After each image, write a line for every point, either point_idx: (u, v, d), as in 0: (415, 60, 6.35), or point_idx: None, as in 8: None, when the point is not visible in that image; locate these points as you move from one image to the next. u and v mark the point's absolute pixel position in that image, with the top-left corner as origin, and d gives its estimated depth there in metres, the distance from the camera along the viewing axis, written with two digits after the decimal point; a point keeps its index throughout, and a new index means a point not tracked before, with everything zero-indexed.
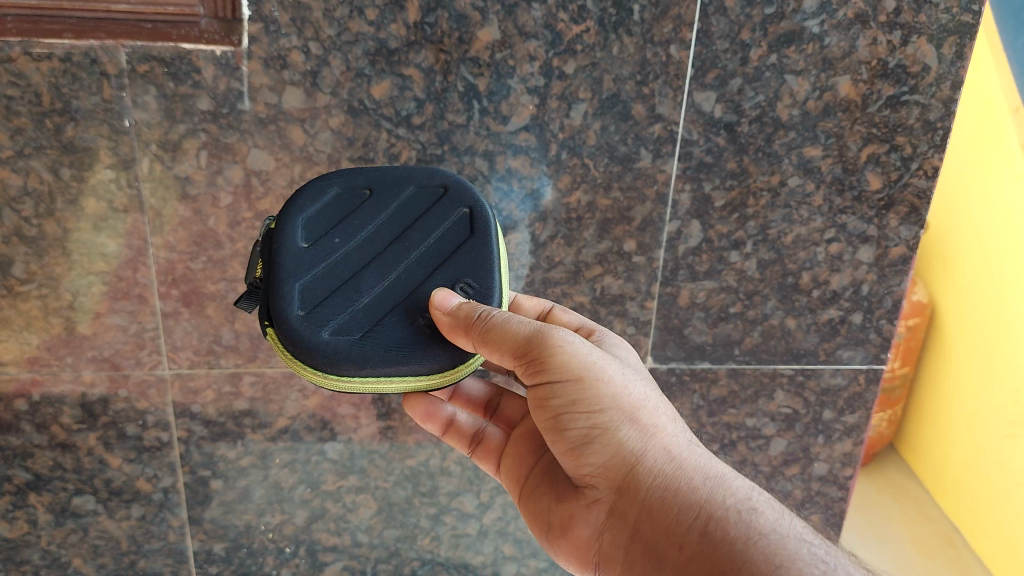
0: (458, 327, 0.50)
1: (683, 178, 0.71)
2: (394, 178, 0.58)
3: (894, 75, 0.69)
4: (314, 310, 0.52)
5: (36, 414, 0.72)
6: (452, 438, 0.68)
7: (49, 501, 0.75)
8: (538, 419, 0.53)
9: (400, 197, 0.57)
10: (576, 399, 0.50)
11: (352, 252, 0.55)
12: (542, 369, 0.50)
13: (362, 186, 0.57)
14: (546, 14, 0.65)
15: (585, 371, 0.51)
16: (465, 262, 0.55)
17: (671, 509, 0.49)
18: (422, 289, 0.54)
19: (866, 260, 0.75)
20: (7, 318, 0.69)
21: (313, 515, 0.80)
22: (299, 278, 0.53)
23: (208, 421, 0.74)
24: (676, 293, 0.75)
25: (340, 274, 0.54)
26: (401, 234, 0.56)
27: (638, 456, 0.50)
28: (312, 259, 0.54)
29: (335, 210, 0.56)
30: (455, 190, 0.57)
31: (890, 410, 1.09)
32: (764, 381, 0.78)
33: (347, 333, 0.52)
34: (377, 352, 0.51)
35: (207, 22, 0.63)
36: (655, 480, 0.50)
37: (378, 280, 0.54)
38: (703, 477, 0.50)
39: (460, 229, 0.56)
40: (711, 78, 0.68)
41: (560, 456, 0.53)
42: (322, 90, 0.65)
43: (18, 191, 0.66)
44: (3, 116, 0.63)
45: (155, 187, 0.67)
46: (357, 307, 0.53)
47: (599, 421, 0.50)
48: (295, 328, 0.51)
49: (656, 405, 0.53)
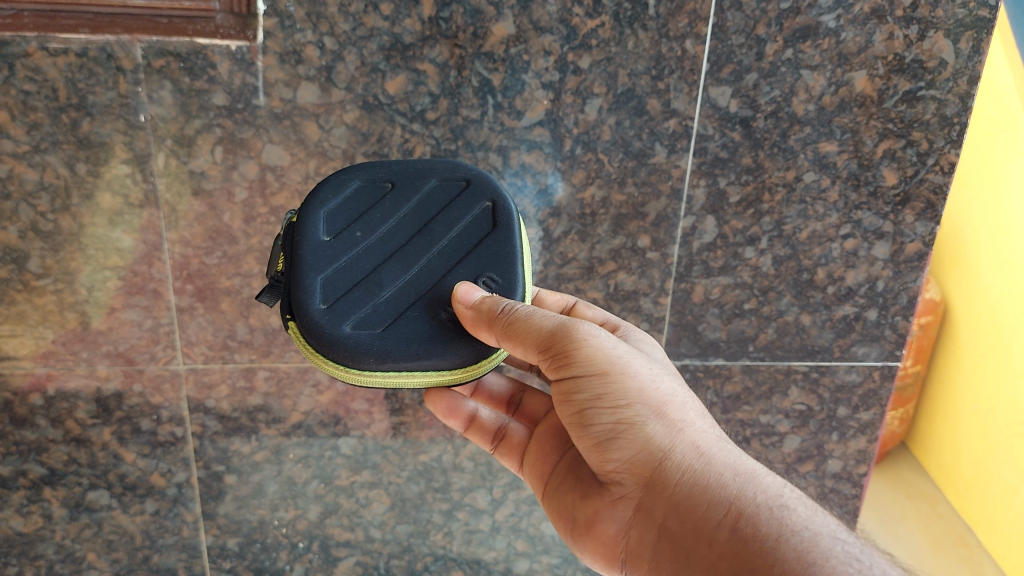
0: (481, 321, 0.50)
1: (698, 173, 0.71)
2: (416, 171, 0.58)
3: (910, 70, 0.69)
4: (336, 304, 0.52)
5: (51, 408, 0.72)
6: (475, 434, 0.68)
7: (64, 496, 0.75)
8: (563, 414, 0.53)
9: (422, 190, 0.57)
10: (601, 393, 0.51)
11: (373, 245, 0.55)
12: (566, 363, 0.51)
13: (384, 179, 0.57)
14: (560, 8, 0.65)
15: (610, 365, 0.51)
16: (487, 256, 0.55)
17: (700, 505, 0.49)
18: (444, 283, 0.54)
19: (882, 256, 0.75)
20: (23, 313, 0.70)
21: (326, 511, 0.80)
22: (321, 272, 0.53)
23: (222, 416, 0.75)
24: (691, 289, 0.75)
25: (361, 268, 0.54)
26: (423, 228, 0.56)
27: (665, 451, 0.50)
28: (333, 252, 0.54)
29: (356, 203, 0.56)
30: (477, 183, 0.57)
31: (901, 409, 1.09)
32: (778, 377, 0.78)
33: (368, 327, 0.52)
34: (398, 346, 0.51)
35: (222, 17, 0.63)
36: (683, 475, 0.50)
37: (400, 273, 0.54)
38: (733, 473, 0.49)
39: (482, 222, 0.56)
40: (726, 73, 0.68)
41: (585, 451, 0.53)
42: (337, 85, 0.65)
43: (34, 185, 0.66)
44: (19, 111, 0.64)
45: (171, 183, 0.67)
46: (378, 301, 0.53)
47: (625, 416, 0.51)
48: (317, 322, 0.52)
49: (683, 401, 0.53)
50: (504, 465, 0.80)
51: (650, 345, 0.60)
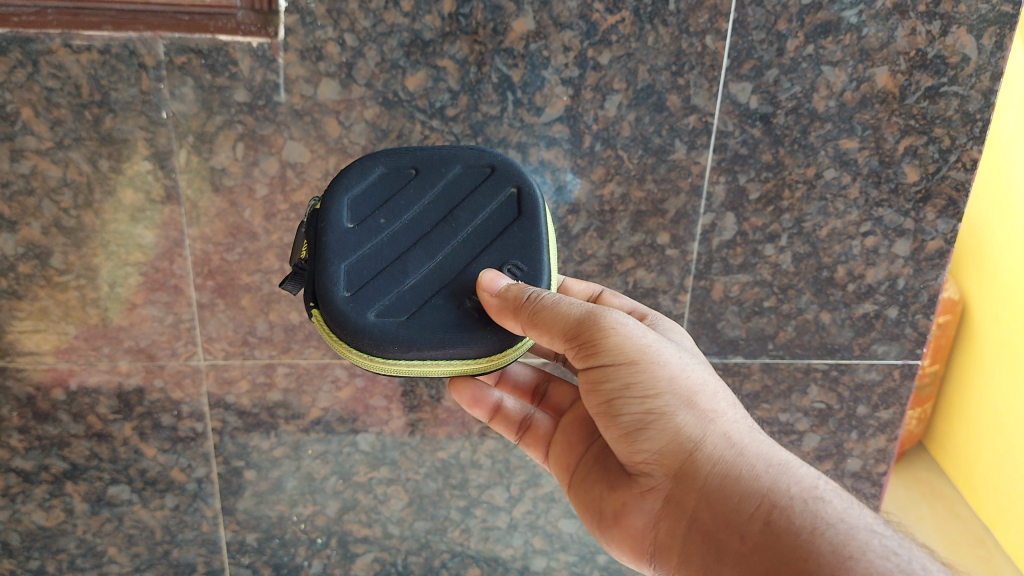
0: (506, 309, 0.50)
1: (718, 169, 0.70)
2: (441, 157, 0.57)
3: (932, 66, 0.68)
4: (360, 292, 0.53)
5: (73, 403, 0.73)
6: (499, 424, 0.68)
7: (85, 490, 0.76)
8: (591, 404, 0.53)
9: (447, 176, 0.57)
10: (630, 383, 0.51)
11: (397, 232, 0.55)
12: (594, 352, 0.51)
13: (408, 165, 0.57)
14: (580, 4, 0.65)
15: (639, 354, 0.51)
16: (513, 244, 0.55)
17: (731, 496, 0.49)
18: (469, 271, 0.54)
19: (903, 254, 0.74)
20: (45, 309, 0.70)
21: (344, 507, 0.80)
22: (345, 259, 0.54)
23: (242, 411, 0.75)
24: (710, 287, 0.74)
25: (385, 256, 0.54)
26: (448, 215, 0.56)
27: (696, 442, 0.50)
28: (358, 239, 0.55)
29: (381, 189, 0.56)
30: (502, 169, 0.57)
31: (920, 409, 1.08)
32: (798, 375, 0.78)
33: (392, 315, 0.52)
34: (423, 335, 0.51)
35: (243, 13, 0.64)
36: (714, 466, 0.50)
37: (424, 261, 0.54)
38: (766, 465, 0.50)
39: (508, 210, 0.56)
40: (747, 69, 0.67)
41: (613, 442, 0.53)
42: (357, 81, 0.66)
43: (57, 182, 0.66)
44: (43, 108, 0.64)
45: (192, 179, 0.67)
46: (402, 289, 0.53)
47: (655, 406, 0.51)
48: (341, 309, 0.52)
49: (714, 390, 0.53)
50: (522, 462, 0.80)
51: (678, 335, 0.60)
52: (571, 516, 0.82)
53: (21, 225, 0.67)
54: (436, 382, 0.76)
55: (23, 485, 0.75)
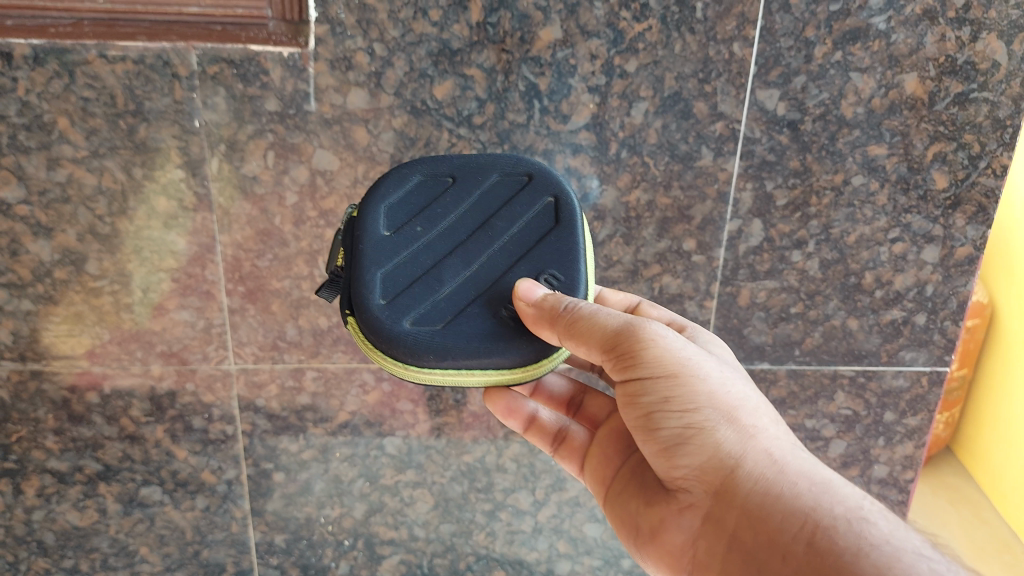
0: (543, 319, 0.50)
1: (745, 176, 0.70)
2: (477, 166, 0.59)
3: (962, 72, 0.68)
4: (396, 300, 0.54)
5: (107, 406, 0.75)
6: (534, 435, 0.69)
7: (118, 491, 0.77)
8: (629, 418, 0.54)
9: (484, 185, 0.58)
10: (669, 396, 0.52)
11: (434, 240, 0.56)
12: (633, 364, 0.52)
13: (445, 174, 0.59)
14: (608, 13, 0.65)
15: (678, 368, 0.52)
16: (549, 253, 0.55)
17: (773, 514, 0.49)
18: (505, 280, 0.55)
19: (931, 260, 0.74)
20: (80, 314, 0.72)
21: (371, 509, 0.81)
22: (382, 266, 0.55)
23: (272, 414, 0.76)
24: (736, 293, 0.74)
25: (421, 264, 0.55)
26: (484, 223, 0.57)
27: (737, 459, 0.51)
28: (394, 247, 0.56)
29: (418, 198, 0.58)
30: (539, 177, 0.58)
31: (947, 414, 1.07)
32: (824, 382, 0.78)
33: (427, 323, 0.53)
34: (457, 344, 0.51)
35: (274, 24, 0.66)
36: (755, 483, 0.50)
37: (460, 268, 0.55)
38: (808, 483, 0.50)
39: (544, 218, 0.57)
40: (774, 76, 0.67)
41: (652, 457, 0.54)
42: (386, 90, 0.66)
43: (92, 190, 0.68)
44: (79, 118, 0.65)
45: (224, 187, 0.69)
46: (438, 298, 0.54)
47: (694, 420, 0.52)
48: (377, 317, 0.53)
49: (754, 406, 0.54)
50: (547, 467, 0.80)
51: (719, 347, 0.60)
52: (595, 520, 0.83)
53: (57, 232, 0.69)
54: (462, 387, 0.77)
55: (57, 485, 0.77)
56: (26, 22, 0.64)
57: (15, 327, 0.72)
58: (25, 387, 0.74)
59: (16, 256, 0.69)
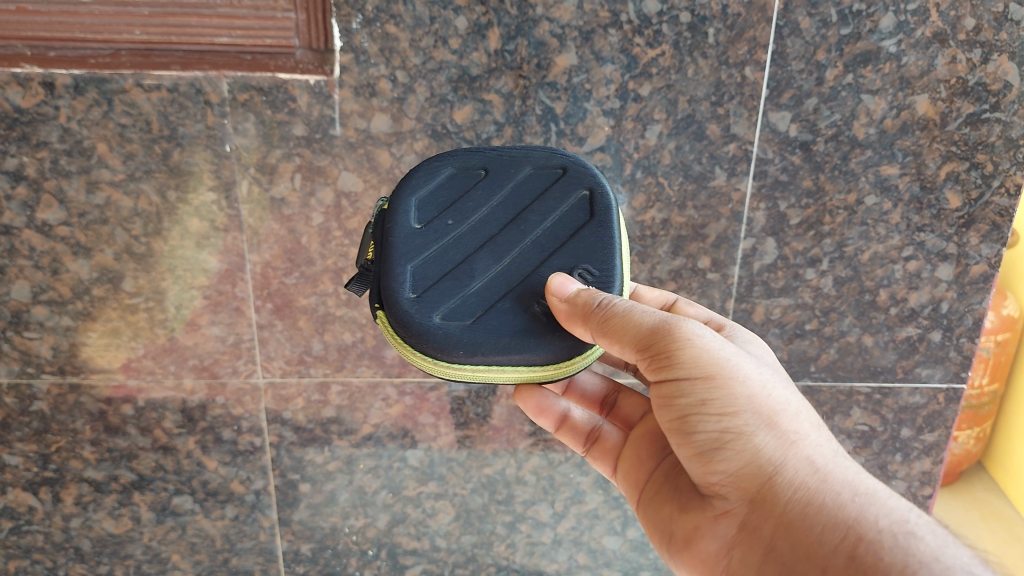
0: (575, 315, 0.51)
1: (758, 196, 0.72)
2: (510, 159, 0.60)
3: (974, 93, 0.69)
4: (425, 295, 0.55)
5: (141, 418, 0.78)
6: (566, 434, 0.70)
7: (151, 499, 0.80)
8: (664, 420, 0.54)
9: (516, 177, 0.59)
10: (706, 399, 0.51)
11: (465, 234, 0.57)
12: (669, 364, 0.51)
13: (478, 167, 0.60)
14: (622, 39, 0.67)
15: (715, 370, 0.51)
16: (583, 247, 0.56)
17: (814, 526, 0.49)
18: (536, 275, 0.56)
19: (945, 278, 0.75)
20: (117, 329, 0.75)
21: (394, 520, 0.83)
22: (411, 261, 0.56)
23: (298, 427, 0.78)
24: (751, 309, 0.75)
25: (452, 257, 0.56)
26: (517, 216, 0.58)
27: (776, 465, 0.51)
28: (425, 240, 0.57)
29: (449, 190, 0.59)
30: (574, 170, 0.59)
31: (977, 428, 1.03)
32: (841, 398, 0.78)
33: (457, 318, 0.54)
34: (488, 339, 0.52)
35: (302, 53, 0.68)
36: (795, 492, 0.50)
37: (491, 263, 0.56)
38: (852, 494, 0.50)
39: (578, 212, 0.57)
40: (786, 98, 0.69)
41: (687, 461, 0.54)
42: (408, 115, 0.69)
43: (129, 211, 0.71)
44: (117, 143, 0.69)
45: (253, 209, 0.71)
46: (468, 292, 0.55)
47: (732, 424, 0.51)
48: (407, 312, 0.54)
49: (796, 412, 0.54)
50: (566, 480, 0.82)
51: (757, 348, 0.59)
52: (614, 533, 0.84)
53: (95, 251, 0.72)
54: (483, 401, 0.78)
55: (94, 494, 0.80)
56: (68, 54, 0.67)
57: (56, 342, 0.75)
58: (65, 400, 0.77)
59: (57, 274, 0.73)
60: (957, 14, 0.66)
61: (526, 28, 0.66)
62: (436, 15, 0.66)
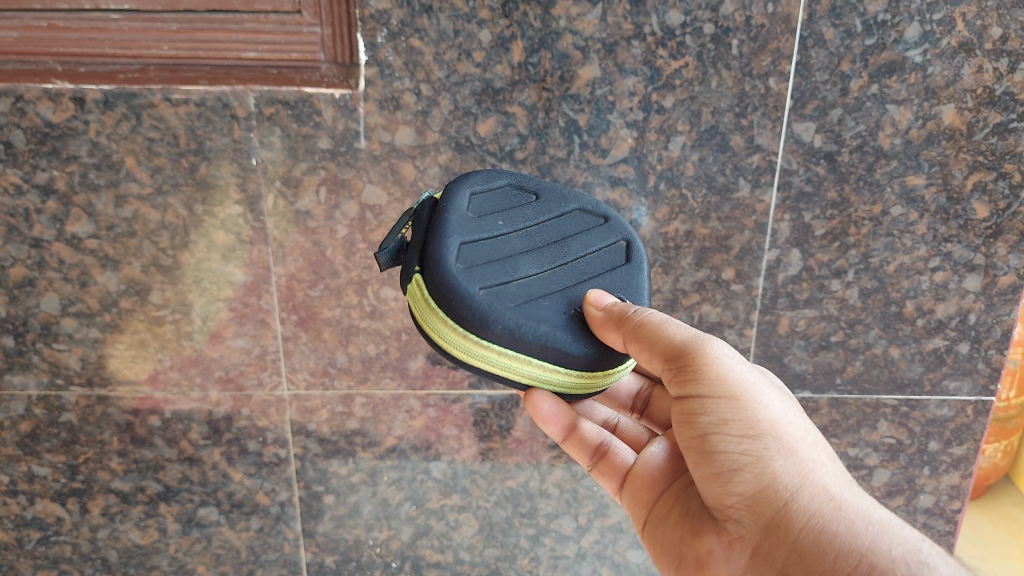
0: (610, 322, 0.52)
1: (782, 208, 0.71)
2: (560, 194, 0.62)
3: (1001, 102, 0.69)
4: (471, 269, 0.53)
5: (168, 429, 0.78)
6: (573, 445, 0.66)
7: (177, 511, 0.81)
8: (683, 438, 0.54)
9: (564, 211, 0.61)
10: (728, 419, 0.51)
11: (513, 235, 0.57)
12: (695, 381, 0.52)
13: (530, 190, 0.61)
14: (645, 51, 0.67)
15: (740, 391, 0.52)
16: (619, 282, 0.58)
17: (828, 553, 0.48)
18: (576, 290, 0.56)
19: (973, 289, 0.74)
20: (144, 341, 0.76)
21: (418, 532, 0.83)
22: (462, 237, 0.55)
23: (322, 439, 0.79)
24: (776, 321, 0.75)
25: (499, 248, 0.56)
26: (560, 239, 0.59)
27: (793, 491, 0.51)
28: (476, 227, 0.56)
29: (500, 198, 0.59)
30: (615, 222, 0.62)
31: (1005, 441, 1.00)
32: (867, 411, 0.78)
33: (498, 297, 0.52)
34: (528, 324, 0.52)
35: (327, 67, 0.69)
36: (810, 519, 0.50)
37: (534, 265, 0.56)
38: (866, 523, 0.50)
39: (615, 254, 0.60)
40: (810, 109, 0.69)
41: (702, 482, 0.53)
42: (432, 128, 0.69)
43: (157, 224, 0.72)
44: (145, 157, 0.70)
45: (278, 221, 0.72)
46: (512, 281, 0.54)
47: (752, 448, 0.51)
48: (451, 276, 0.52)
49: (813, 440, 0.53)
50: (590, 493, 0.81)
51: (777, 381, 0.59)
52: (638, 547, 0.84)
53: (124, 264, 0.73)
54: (506, 413, 0.78)
55: (120, 505, 0.81)
56: (97, 69, 0.69)
57: (84, 354, 0.76)
58: (92, 411, 0.78)
59: (86, 287, 0.74)
60: (983, 24, 0.66)
61: (549, 42, 0.67)
62: (460, 29, 0.66)
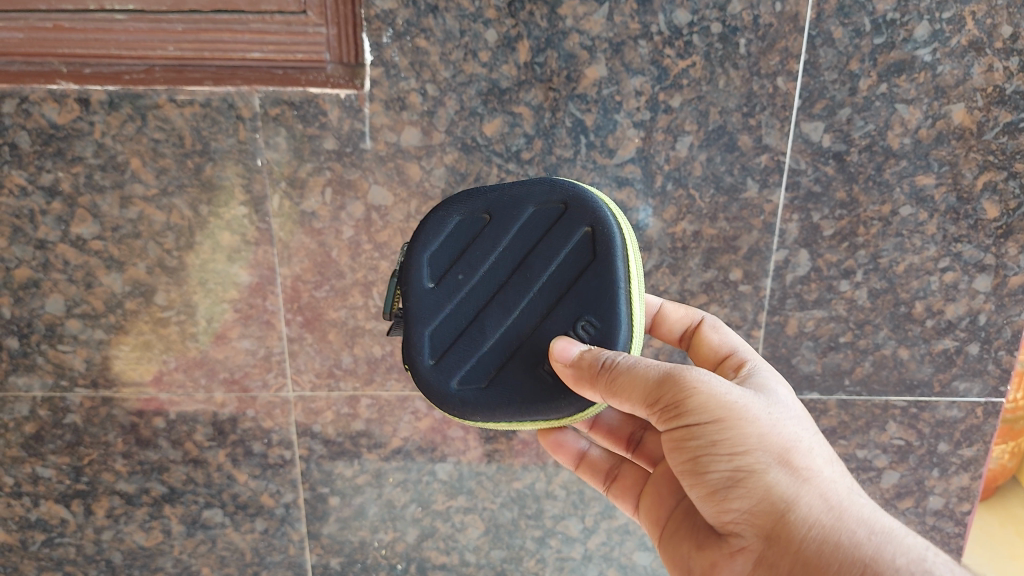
0: (583, 379, 0.50)
1: (791, 208, 0.71)
2: (512, 199, 0.56)
3: (1011, 101, 0.68)
4: (443, 358, 0.56)
5: (172, 431, 0.78)
6: (586, 472, 0.69)
7: (182, 512, 0.81)
8: (676, 462, 0.52)
9: (520, 219, 0.56)
10: (716, 440, 0.49)
11: (475, 287, 0.56)
12: (678, 413, 0.50)
13: (483, 210, 0.57)
14: (652, 50, 0.67)
15: (726, 412, 0.50)
16: (587, 294, 0.53)
17: (831, 564, 0.47)
18: (544, 328, 0.54)
19: (983, 289, 0.73)
20: (148, 343, 0.75)
21: (423, 534, 0.82)
22: (426, 325, 0.56)
23: (328, 440, 0.78)
24: (784, 322, 0.74)
25: (465, 315, 0.56)
26: (521, 263, 0.55)
27: (790, 501, 0.49)
28: (437, 301, 0.56)
29: (456, 241, 0.57)
30: (576, 205, 0.54)
31: (1013, 441, 0.98)
32: (876, 412, 0.77)
33: (473, 381, 0.55)
34: (499, 404, 0.54)
35: (332, 67, 0.68)
36: (810, 529, 0.48)
37: (500, 319, 0.55)
38: (867, 532, 0.48)
39: (581, 252, 0.54)
40: (819, 108, 0.68)
41: (700, 501, 0.52)
42: (438, 128, 0.69)
43: (162, 225, 0.72)
44: (150, 158, 0.69)
45: (284, 222, 0.72)
46: (481, 352, 0.55)
47: (744, 463, 0.49)
48: (427, 379, 0.56)
49: (809, 447, 0.51)
50: (596, 495, 0.81)
51: (776, 382, 0.55)
52: (645, 549, 0.83)
53: (128, 266, 0.73)
54: None
55: (125, 506, 0.80)
56: (103, 70, 0.68)
57: (88, 355, 0.76)
58: (97, 413, 0.77)
59: (91, 288, 0.73)
60: (993, 23, 0.66)
61: (555, 41, 0.66)
62: (466, 28, 0.66)
